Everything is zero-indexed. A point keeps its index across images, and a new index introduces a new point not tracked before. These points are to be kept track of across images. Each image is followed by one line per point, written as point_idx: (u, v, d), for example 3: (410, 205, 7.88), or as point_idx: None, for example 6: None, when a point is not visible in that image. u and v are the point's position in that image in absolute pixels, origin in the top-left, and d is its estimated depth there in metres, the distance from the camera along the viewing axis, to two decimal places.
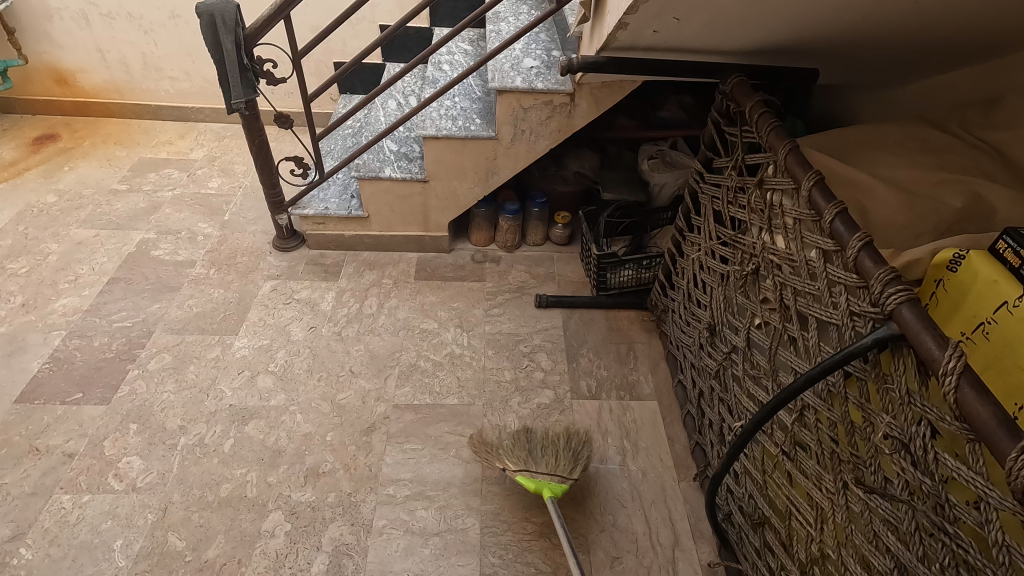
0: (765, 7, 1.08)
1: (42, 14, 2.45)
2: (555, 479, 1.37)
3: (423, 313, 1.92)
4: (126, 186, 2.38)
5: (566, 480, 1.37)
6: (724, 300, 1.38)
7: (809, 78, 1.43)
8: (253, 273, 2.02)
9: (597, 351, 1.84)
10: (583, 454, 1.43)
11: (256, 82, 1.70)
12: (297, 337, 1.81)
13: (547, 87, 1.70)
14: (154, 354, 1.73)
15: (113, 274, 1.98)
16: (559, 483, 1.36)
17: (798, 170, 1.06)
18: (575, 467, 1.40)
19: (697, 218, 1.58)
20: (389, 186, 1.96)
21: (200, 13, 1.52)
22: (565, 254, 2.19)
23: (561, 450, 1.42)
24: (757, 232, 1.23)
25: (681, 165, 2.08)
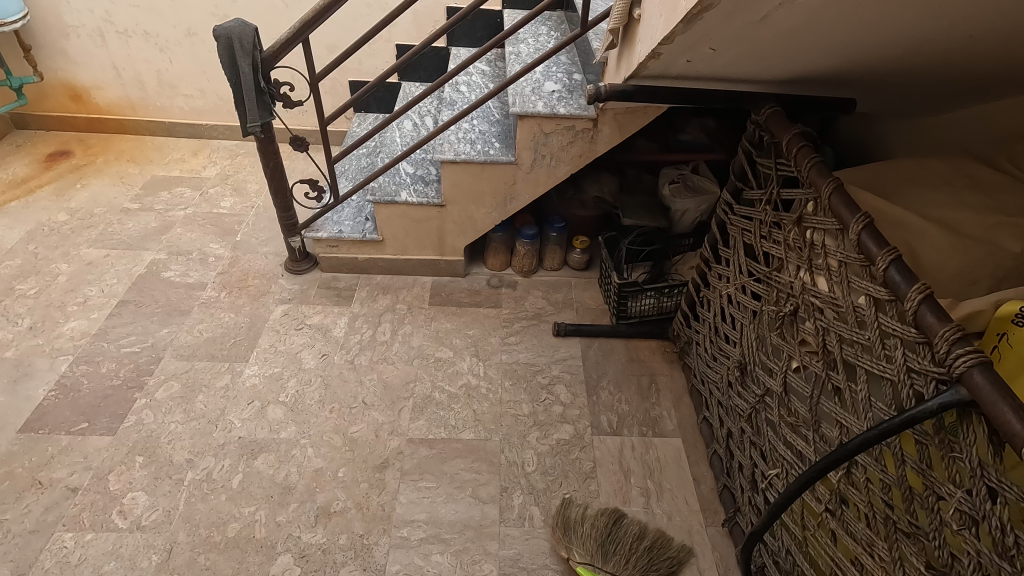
0: (808, 40, 1.03)
1: (59, 31, 2.44)
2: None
3: (438, 341, 1.87)
4: (138, 205, 2.35)
5: None
6: (756, 339, 1.32)
7: (846, 107, 1.37)
8: (264, 297, 1.98)
9: (618, 383, 1.78)
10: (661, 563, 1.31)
11: (273, 105, 1.66)
12: (309, 364, 1.76)
13: (569, 112, 1.66)
14: (162, 382, 1.68)
15: (122, 296, 1.94)
16: None
17: (844, 211, 1.00)
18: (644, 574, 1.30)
19: (725, 250, 1.52)
20: (405, 210, 1.92)
21: (218, 37, 1.49)
22: (583, 280, 2.14)
23: (636, 553, 1.32)
24: (794, 270, 1.18)
25: (704, 190, 2.03)
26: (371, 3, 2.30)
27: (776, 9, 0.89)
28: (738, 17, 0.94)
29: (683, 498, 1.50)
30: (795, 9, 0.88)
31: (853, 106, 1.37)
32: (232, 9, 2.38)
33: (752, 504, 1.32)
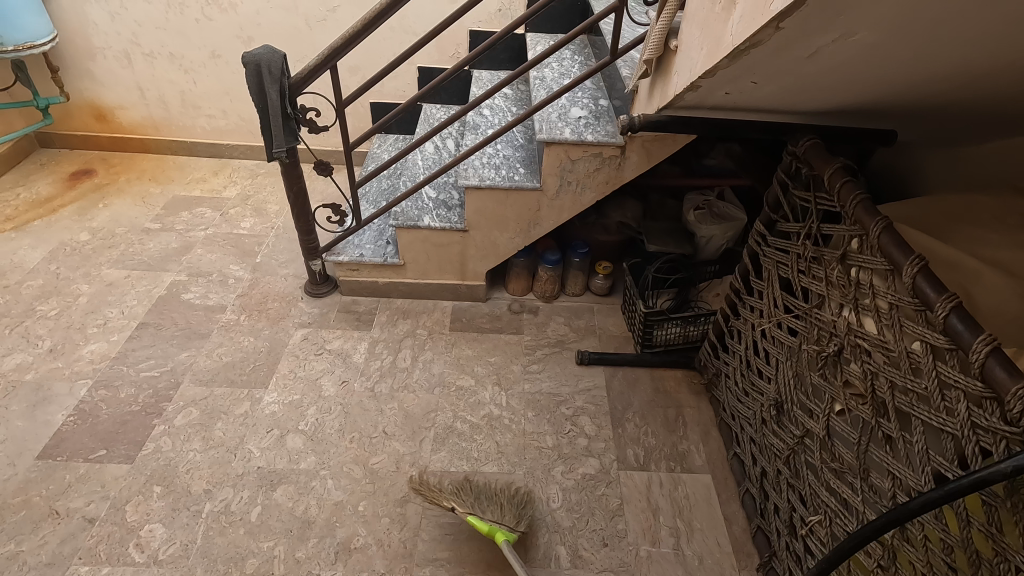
0: (855, 75, 1.00)
1: (85, 52, 2.47)
2: (501, 526, 1.34)
3: (459, 368, 1.83)
4: (159, 225, 2.35)
5: (514, 530, 1.34)
6: (794, 378, 1.28)
7: (886, 139, 1.33)
8: (284, 320, 1.96)
9: (643, 415, 1.73)
10: (527, 511, 1.39)
11: (298, 130, 1.66)
12: (328, 392, 1.73)
13: (597, 139, 1.63)
14: (181, 409, 1.65)
15: (142, 318, 1.93)
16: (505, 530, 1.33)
17: (896, 251, 0.96)
18: (522, 520, 1.36)
19: (757, 282, 1.49)
20: (427, 234, 1.90)
21: (247, 63, 1.49)
22: (605, 306, 2.10)
23: (508, 503, 1.39)
24: (837, 309, 1.14)
25: (730, 217, 1.99)
26: (395, 26, 2.32)
27: (828, 45, 0.86)
28: (786, 53, 0.91)
29: (715, 539, 1.44)
30: (847, 46, 0.86)
31: (893, 137, 1.33)
32: (257, 31, 2.40)
33: (791, 550, 1.27)
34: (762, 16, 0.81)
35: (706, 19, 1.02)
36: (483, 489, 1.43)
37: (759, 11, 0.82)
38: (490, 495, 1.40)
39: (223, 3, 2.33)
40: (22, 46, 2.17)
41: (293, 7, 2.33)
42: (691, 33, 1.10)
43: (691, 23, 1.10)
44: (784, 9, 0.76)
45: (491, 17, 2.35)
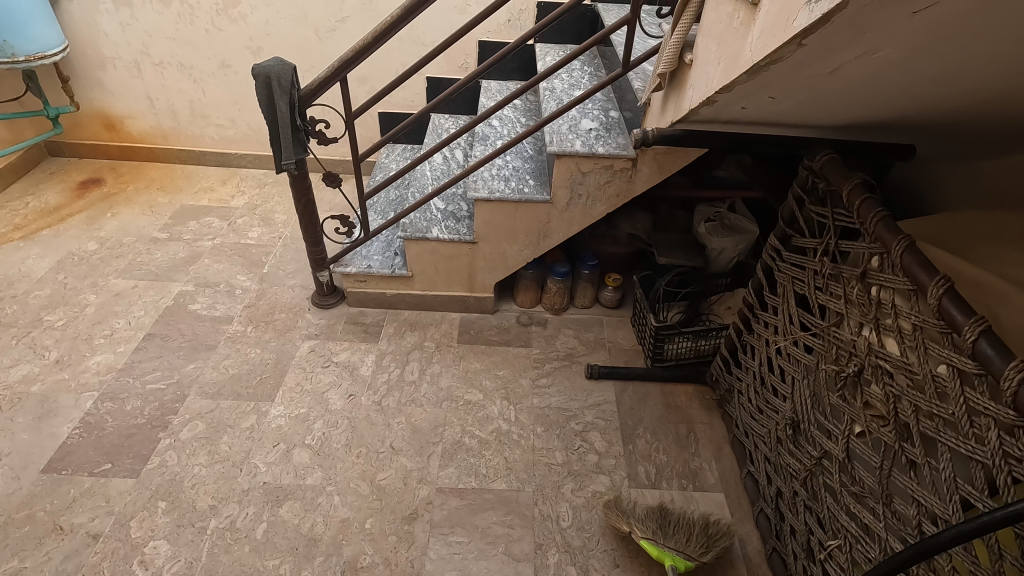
0: (875, 91, 0.98)
1: (96, 63, 2.48)
2: (680, 554, 1.34)
3: (467, 382, 1.81)
4: (166, 234, 2.35)
5: (693, 559, 1.33)
6: (812, 397, 1.25)
7: (905, 153, 1.30)
8: (291, 332, 1.95)
9: (654, 431, 1.70)
10: (717, 544, 1.37)
11: (308, 142, 1.65)
12: (335, 405, 1.71)
13: (608, 152, 1.62)
14: (187, 422, 1.64)
15: (149, 329, 1.92)
16: (684, 558, 1.33)
17: (920, 271, 0.93)
18: (706, 551, 1.35)
19: (771, 297, 1.46)
20: (435, 246, 1.88)
21: (257, 75, 1.48)
22: (615, 318, 2.08)
23: (694, 533, 1.37)
24: (856, 328, 1.11)
25: (741, 229, 1.97)
26: (404, 37, 2.33)
27: (850, 61, 0.84)
28: (806, 69, 0.89)
29: (729, 560, 1.41)
30: (871, 62, 0.84)
31: (912, 152, 1.31)
32: (267, 41, 2.40)
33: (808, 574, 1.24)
34: (784, 33, 0.79)
35: (723, 34, 1.01)
36: (672, 515, 1.42)
37: (780, 28, 0.80)
38: (677, 521, 1.39)
39: (234, 13, 2.33)
40: (33, 56, 2.18)
41: (303, 18, 2.34)
42: (707, 47, 1.08)
43: (707, 38, 1.08)
44: (808, 26, 0.74)
45: (500, 28, 2.35)
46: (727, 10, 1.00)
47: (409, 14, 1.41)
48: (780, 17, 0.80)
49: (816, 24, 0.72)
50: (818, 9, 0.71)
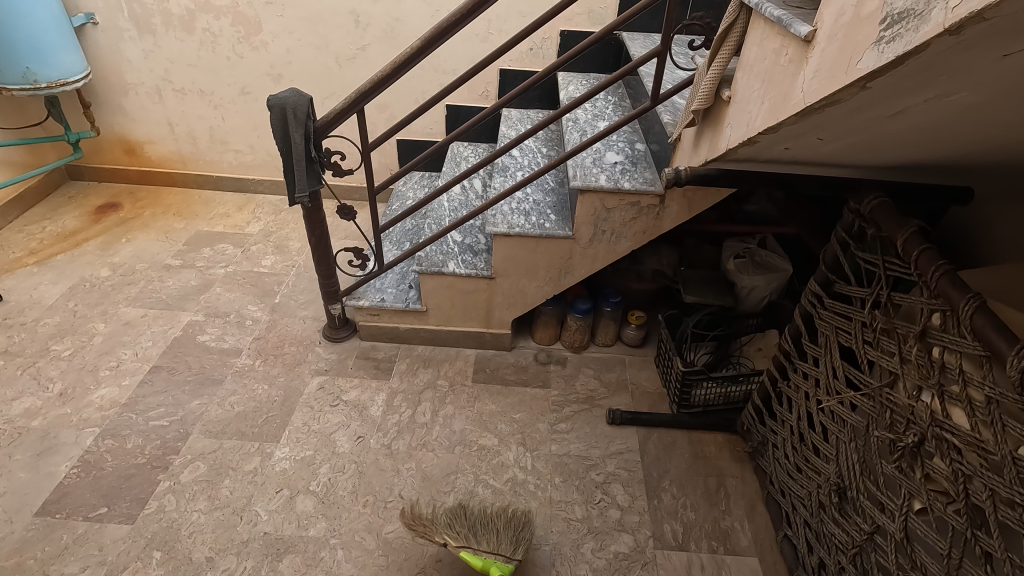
0: (939, 134, 0.89)
1: (119, 89, 2.48)
2: (499, 558, 1.30)
3: (482, 425, 1.72)
4: (180, 261, 2.31)
5: (510, 560, 1.30)
6: (860, 463, 1.14)
7: (962, 198, 1.20)
8: (300, 367, 1.88)
9: (681, 485, 1.59)
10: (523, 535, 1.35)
11: (322, 174, 1.59)
12: (343, 448, 1.63)
13: (635, 187, 1.54)
14: (188, 463, 1.57)
15: (155, 361, 1.87)
16: (503, 562, 1.30)
17: (995, 335, 0.83)
18: (518, 547, 1.32)
19: (811, 346, 1.36)
20: (452, 281, 1.81)
21: (272, 106, 1.44)
22: (638, 358, 1.98)
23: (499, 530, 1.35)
24: (914, 392, 1.00)
25: (773, 266, 1.88)
26: (425, 64, 2.30)
27: (918, 104, 0.75)
28: (865, 111, 0.80)
29: None
30: (943, 107, 0.75)
31: (970, 196, 1.20)
32: (287, 69, 2.39)
33: None
34: (845, 75, 0.71)
35: (769, 70, 0.93)
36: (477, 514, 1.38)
37: (841, 69, 0.72)
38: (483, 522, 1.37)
39: (255, 41, 2.32)
40: (55, 83, 2.19)
41: (325, 46, 2.32)
42: (749, 84, 1.00)
43: (750, 75, 1.00)
44: (876, 69, 0.65)
45: (523, 57, 2.30)
46: (773, 45, 0.92)
47: (431, 45, 1.35)
48: (840, 57, 0.72)
49: (887, 67, 0.64)
50: (890, 50, 0.63)
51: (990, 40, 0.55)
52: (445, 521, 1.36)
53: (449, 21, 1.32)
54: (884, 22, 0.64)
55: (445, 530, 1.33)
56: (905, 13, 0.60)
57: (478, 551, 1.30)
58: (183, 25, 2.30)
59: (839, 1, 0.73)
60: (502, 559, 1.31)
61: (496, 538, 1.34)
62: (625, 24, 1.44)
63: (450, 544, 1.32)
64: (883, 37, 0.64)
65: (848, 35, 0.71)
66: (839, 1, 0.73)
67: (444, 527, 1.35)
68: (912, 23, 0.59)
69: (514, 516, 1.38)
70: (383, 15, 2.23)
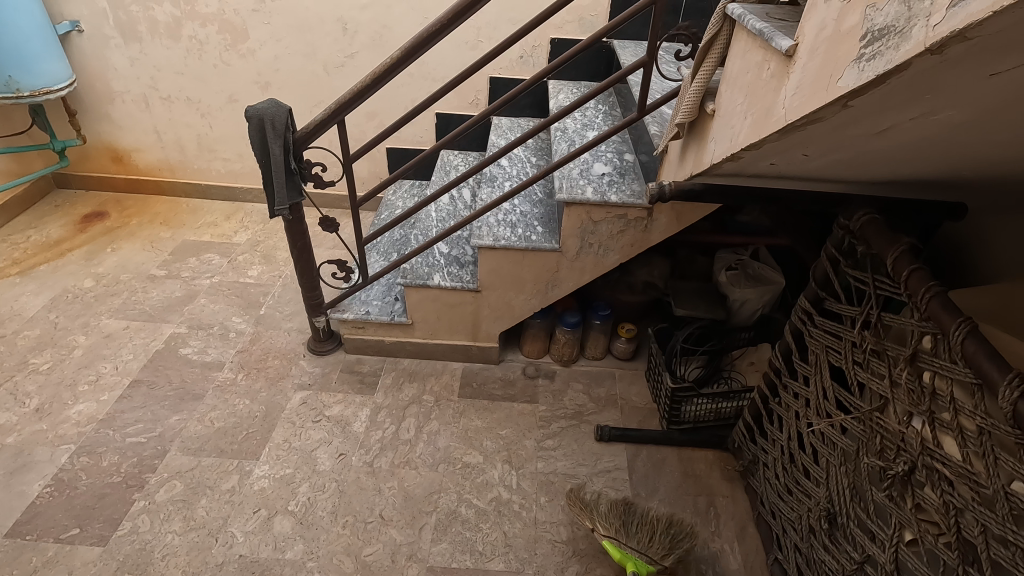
0: (929, 151, 0.85)
1: (105, 97, 2.45)
2: (643, 557, 1.33)
3: (467, 442, 1.68)
4: (165, 271, 2.28)
5: (654, 562, 1.33)
6: (850, 489, 1.10)
7: (956, 213, 1.16)
8: (283, 381, 1.84)
9: (670, 505, 1.55)
10: (682, 543, 1.35)
11: (303, 185, 1.56)
12: (324, 466, 1.60)
13: (622, 200, 1.50)
14: (164, 482, 1.53)
15: (135, 375, 1.83)
16: (646, 562, 1.32)
17: (987, 363, 0.79)
18: (668, 554, 1.33)
19: (801, 365, 1.32)
20: (437, 294, 1.77)
21: (249, 117, 1.41)
22: (628, 372, 1.94)
23: (657, 534, 1.36)
24: (904, 418, 0.96)
25: (765, 278, 1.84)
26: (414, 72, 2.27)
27: (904, 123, 0.72)
28: (849, 129, 0.77)
29: None
30: (930, 125, 0.71)
31: (964, 211, 1.16)
32: (275, 77, 2.36)
33: None
34: (826, 92, 0.67)
35: (752, 85, 0.89)
36: (636, 514, 1.41)
37: (822, 86, 0.68)
38: (640, 521, 1.39)
39: (242, 49, 2.29)
40: (38, 91, 2.16)
41: (312, 54, 2.29)
42: (733, 98, 0.97)
43: (733, 88, 0.97)
44: (857, 88, 0.62)
45: (513, 65, 2.27)
46: (755, 59, 0.89)
47: (410, 55, 1.32)
48: (821, 73, 0.69)
49: (868, 86, 0.60)
50: (871, 68, 0.59)
51: (975, 60, 0.51)
52: (604, 509, 1.42)
53: (429, 31, 1.28)
54: (865, 38, 0.60)
55: (598, 516, 1.39)
56: (886, 29, 0.57)
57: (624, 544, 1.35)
58: (169, 32, 2.27)
59: (820, 15, 0.69)
60: (646, 560, 1.33)
61: (649, 539, 1.36)
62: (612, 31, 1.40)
63: (600, 531, 1.38)
64: (864, 54, 0.60)
65: (829, 51, 0.67)
66: (820, 15, 0.70)
67: (600, 515, 1.41)
68: (894, 40, 0.55)
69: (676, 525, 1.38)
70: (371, 23, 2.20)
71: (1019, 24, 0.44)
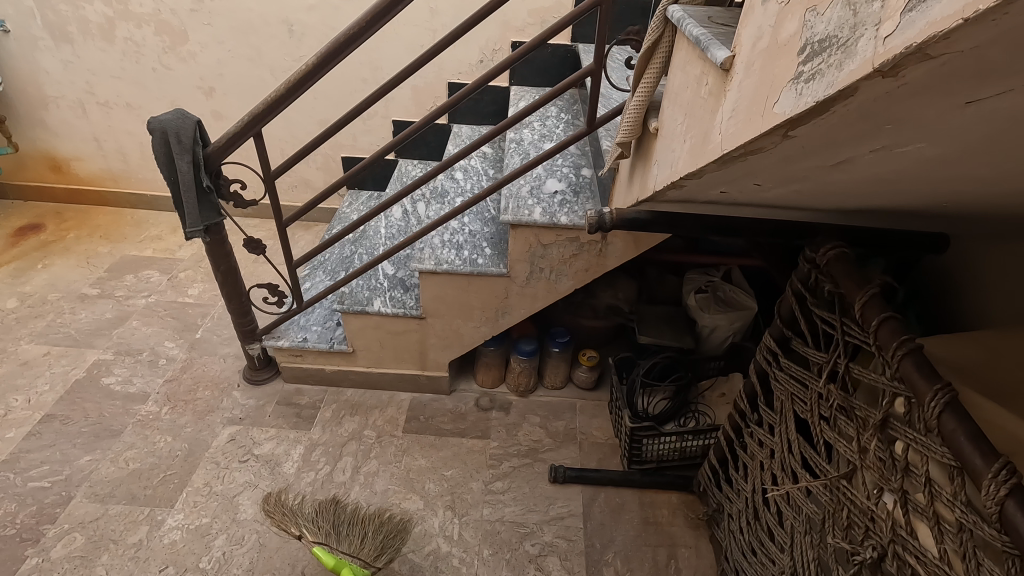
0: (900, 184, 0.71)
1: (38, 102, 2.29)
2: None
3: (407, 485, 1.53)
4: (97, 290, 2.12)
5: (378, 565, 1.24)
6: (816, 563, 0.96)
7: (937, 246, 1.03)
8: (211, 415, 1.69)
9: (627, 558, 1.40)
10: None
11: (220, 204, 1.41)
12: (246, 514, 1.44)
13: (571, 222, 1.36)
14: (63, 535, 1.38)
15: (49, 409, 1.68)
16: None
17: (966, 443, 0.65)
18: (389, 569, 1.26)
19: (766, 411, 1.18)
20: (378, 321, 1.62)
21: (152, 130, 1.26)
22: (590, 403, 1.79)
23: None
24: (874, 492, 0.82)
25: (736, 302, 1.71)
26: (367, 78, 2.12)
27: (863, 156, 0.58)
28: (799, 161, 0.63)
29: None
30: (895, 157, 0.57)
31: (944, 244, 1.03)
32: (219, 81, 2.20)
33: None
34: (761, 119, 0.53)
35: (691, 103, 0.75)
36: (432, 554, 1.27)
37: (757, 112, 0.54)
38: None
39: (182, 51, 2.13)
40: None
41: (258, 58, 2.13)
42: (674, 117, 0.82)
43: (674, 105, 0.82)
44: (794, 117, 0.47)
45: (472, 70, 2.12)
46: (694, 72, 0.74)
47: (327, 62, 1.17)
48: (756, 94, 0.54)
49: (807, 115, 0.46)
50: (809, 92, 0.44)
51: (942, 85, 0.37)
52: (311, 514, 1.30)
53: (347, 33, 1.12)
54: (804, 52, 0.46)
55: (303, 523, 1.27)
56: (826, 41, 0.42)
57: (334, 552, 1.23)
58: (103, 34, 2.11)
59: (756, 22, 0.55)
60: (359, 564, 1.24)
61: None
62: (572, 23, 1.18)
63: (306, 537, 1.27)
64: (802, 73, 0.46)
65: (766, 68, 0.53)
66: (756, 22, 0.55)
67: (307, 520, 1.30)
68: (836, 56, 0.41)
69: (390, 522, 1.31)
70: (319, 25, 2.05)
71: (1001, 37, 0.29)
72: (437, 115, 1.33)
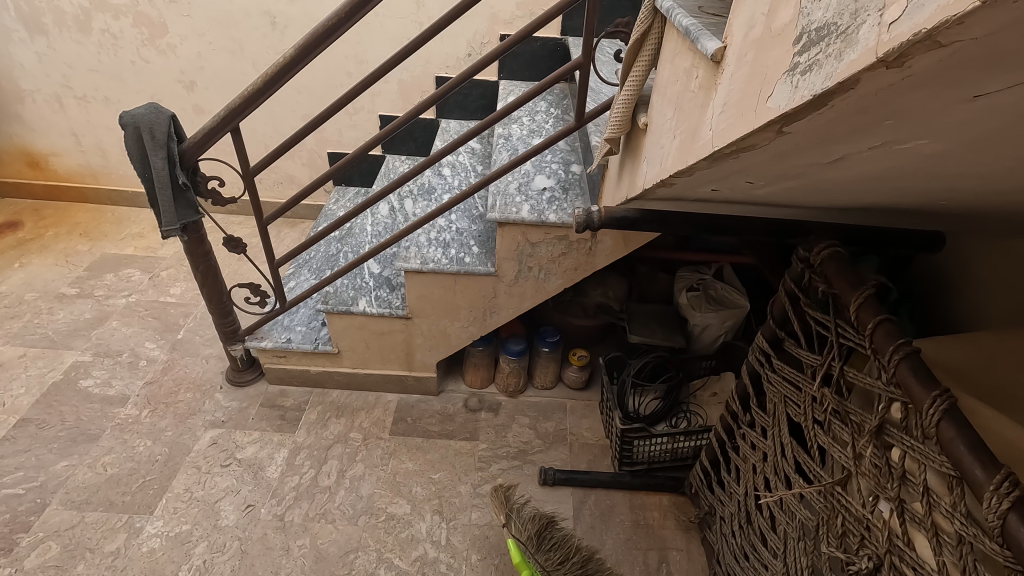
0: (896, 182, 0.68)
1: (13, 96, 2.23)
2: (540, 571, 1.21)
3: (394, 489, 1.50)
4: (76, 289, 2.07)
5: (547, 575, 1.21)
6: (810, 570, 0.94)
7: (932, 245, 1.00)
8: (193, 418, 1.64)
9: (617, 563, 1.38)
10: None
11: (197, 201, 1.36)
12: (227, 520, 1.40)
13: (560, 220, 1.33)
14: (37, 543, 1.33)
15: (24, 412, 1.63)
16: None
17: (966, 452, 0.62)
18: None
19: (758, 413, 1.15)
20: (363, 321, 1.58)
21: (124, 125, 1.22)
22: (580, 403, 1.77)
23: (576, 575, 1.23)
24: (869, 500, 0.80)
25: (728, 301, 1.68)
26: (352, 71, 2.07)
27: (861, 153, 0.55)
28: (793, 158, 0.60)
29: None
30: (895, 155, 0.54)
31: (940, 242, 1.00)
32: (200, 75, 2.14)
33: None
34: (754, 114, 0.49)
35: (680, 97, 0.72)
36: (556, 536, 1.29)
37: (749, 107, 0.51)
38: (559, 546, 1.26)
39: (161, 44, 2.08)
40: None
41: (240, 50, 2.08)
42: (663, 112, 0.79)
43: (663, 100, 0.79)
44: (789, 112, 0.44)
45: (460, 63, 2.08)
46: (684, 65, 0.71)
47: (306, 55, 1.12)
48: (748, 89, 0.51)
49: (803, 110, 0.43)
50: (806, 85, 0.41)
51: (950, 77, 0.34)
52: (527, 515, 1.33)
53: (326, 24, 1.08)
54: (800, 42, 0.42)
55: (512, 515, 1.31)
56: (825, 28, 0.39)
57: (528, 553, 1.24)
58: (79, 26, 2.05)
59: (748, 10, 0.52)
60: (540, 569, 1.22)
61: (558, 559, 1.24)
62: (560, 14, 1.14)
63: (509, 527, 1.30)
64: (798, 64, 0.42)
65: (757, 59, 0.49)
66: (747, 10, 0.52)
67: (517, 513, 1.33)
68: (835, 45, 0.37)
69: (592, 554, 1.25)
70: (302, 17, 1.99)
71: (1021, 23, 0.26)
72: (422, 110, 1.29)
